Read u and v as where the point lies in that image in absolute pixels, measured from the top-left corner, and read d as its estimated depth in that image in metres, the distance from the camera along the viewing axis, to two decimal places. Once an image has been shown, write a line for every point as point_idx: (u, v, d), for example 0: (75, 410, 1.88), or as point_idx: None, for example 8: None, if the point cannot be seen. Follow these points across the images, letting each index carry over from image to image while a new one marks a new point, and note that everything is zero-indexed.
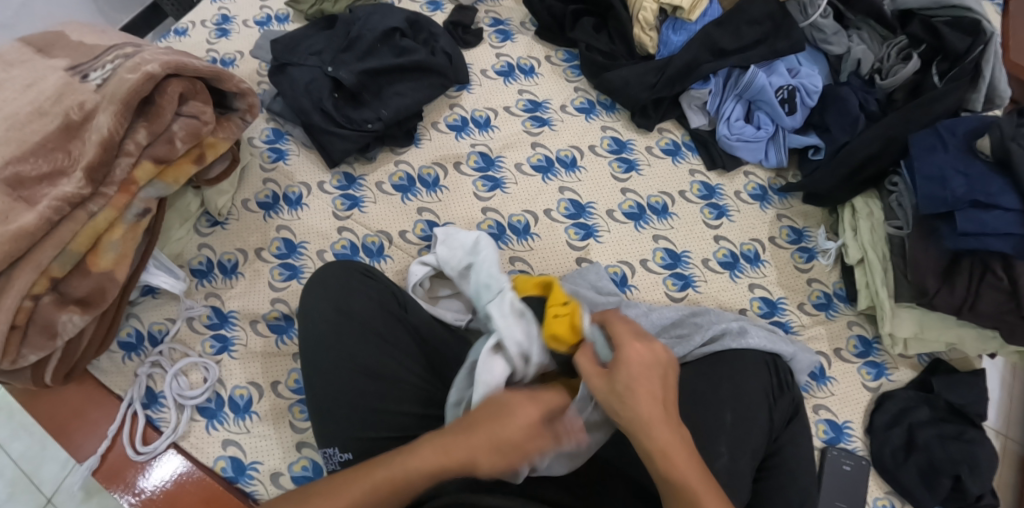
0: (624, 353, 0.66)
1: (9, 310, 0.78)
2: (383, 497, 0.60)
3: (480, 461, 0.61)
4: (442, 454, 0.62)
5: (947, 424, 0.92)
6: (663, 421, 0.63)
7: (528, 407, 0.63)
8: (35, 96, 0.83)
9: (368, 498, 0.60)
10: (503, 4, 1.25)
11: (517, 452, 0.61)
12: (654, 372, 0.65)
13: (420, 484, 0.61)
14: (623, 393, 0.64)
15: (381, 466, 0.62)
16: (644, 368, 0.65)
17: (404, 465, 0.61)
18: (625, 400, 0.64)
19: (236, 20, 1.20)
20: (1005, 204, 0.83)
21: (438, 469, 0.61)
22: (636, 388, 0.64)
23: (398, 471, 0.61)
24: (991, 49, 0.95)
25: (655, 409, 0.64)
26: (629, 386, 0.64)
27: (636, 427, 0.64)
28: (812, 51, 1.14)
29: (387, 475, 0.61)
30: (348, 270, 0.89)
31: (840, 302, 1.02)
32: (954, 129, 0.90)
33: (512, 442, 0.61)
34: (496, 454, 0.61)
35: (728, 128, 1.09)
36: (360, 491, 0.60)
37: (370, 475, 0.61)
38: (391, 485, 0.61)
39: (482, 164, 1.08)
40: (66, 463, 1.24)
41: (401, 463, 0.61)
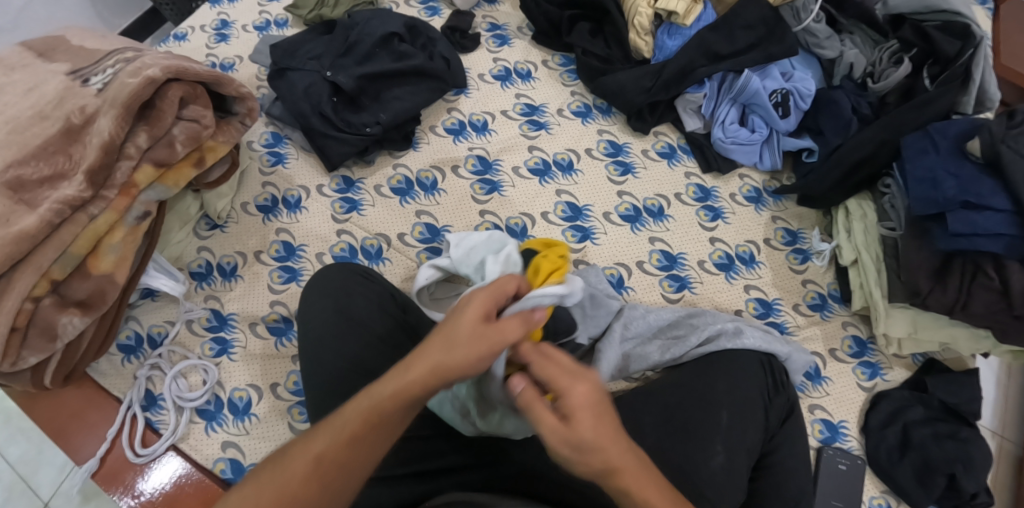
0: (570, 398, 0.61)
1: (10, 312, 0.79)
2: (358, 434, 0.61)
3: (440, 362, 0.62)
4: (402, 378, 0.62)
5: (942, 423, 0.93)
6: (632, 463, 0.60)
7: (478, 297, 0.65)
8: (36, 99, 0.84)
9: (345, 439, 0.61)
10: (500, 10, 1.26)
11: (477, 344, 0.62)
12: (607, 416, 0.61)
13: (392, 413, 0.62)
14: (583, 444, 0.60)
15: (349, 405, 0.63)
16: (591, 411, 0.61)
17: (371, 398, 0.62)
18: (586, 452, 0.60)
19: (235, 25, 1.21)
20: (996, 205, 0.84)
21: (403, 390, 0.62)
22: (584, 436, 0.60)
23: (368, 406, 0.62)
24: (981, 53, 0.97)
25: (617, 453, 0.60)
26: (590, 436, 0.60)
27: (601, 472, 0.60)
28: (805, 55, 1.15)
29: (357, 413, 0.62)
30: (348, 273, 0.90)
31: (834, 302, 1.03)
32: (946, 132, 0.92)
33: (468, 339, 0.62)
34: (453, 353, 0.62)
35: (723, 131, 1.10)
36: (336, 435, 0.61)
37: (340, 421, 0.62)
38: (362, 424, 0.61)
39: (480, 167, 1.09)
40: (63, 466, 1.24)
41: (369, 396, 0.62)
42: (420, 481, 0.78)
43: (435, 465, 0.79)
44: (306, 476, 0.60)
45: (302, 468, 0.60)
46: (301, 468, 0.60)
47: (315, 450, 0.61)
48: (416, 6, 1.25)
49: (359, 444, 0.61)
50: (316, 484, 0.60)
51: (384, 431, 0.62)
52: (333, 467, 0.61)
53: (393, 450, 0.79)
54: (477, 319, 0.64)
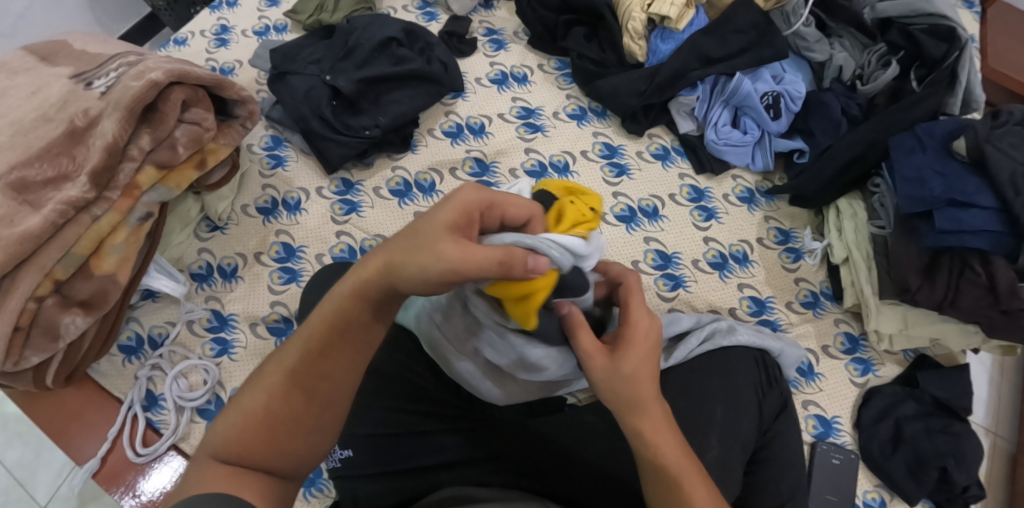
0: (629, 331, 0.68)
1: (13, 312, 0.80)
2: (325, 340, 0.63)
3: (394, 260, 0.61)
4: (360, 282, 0.63)
5: (933, 418, 0.94)
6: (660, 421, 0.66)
7: (462, 197, 0.62)
8: (40, 103, 0.85)
9: (311, 348, 0.63)
10: (496, 15, 1.28)
11: (434, 251, 0.60)
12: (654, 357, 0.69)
13: (353, 311, 0.63)
14: (619, 374, 0.67)
15: (313, 316, 0.64)
16: (643, 352, 0.68)
17: (331, 305, 0.63)
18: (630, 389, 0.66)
19: (234, 30, 1.22)
20: (982, 203, 0.86)
21: (361, 290, 0.62)
22: (626, 373, 0.67)
23: (328, 313, 0.63)
24: (965, 55, 0.99)
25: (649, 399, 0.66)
26: (630, 368, 0.67)
27: (631, 413, 0.66)
28: (796, 58, 1.18)
29: (320, 320, 0.63)
30: (347, 274, 0.91)
31: (826, 300, 1.05)
32: (932, 133, 0.94)
33: (432, 243, 0.60)
34: (417, 253, 0.60)
35: (715, 133, 1.12)
36: (302, 345, 0.63)
37: (301, 333, 0.64)
38: (324, 333, 0.63)
39: (477, 169, 1.10)
40: (61, 470, 1.24)
41: (328, 303, 0.64)
42: (420, 476, 0.79)
43: (434, 459, 0.80)
44: (283, 391, 0.62)
45: (278, 385, 0.62)
46: (276, 382, 0.63)
47: (286, 366, 0.63)
48: (414, 11, 1.27)
49: (330, 350, 0.63)
50: (297, 396, 0.62)
51: (350, 332, 0.63)
52: (308, 377, 0.63)
53: (393, 446, 0.80)
54: (449, 224, 0.61)
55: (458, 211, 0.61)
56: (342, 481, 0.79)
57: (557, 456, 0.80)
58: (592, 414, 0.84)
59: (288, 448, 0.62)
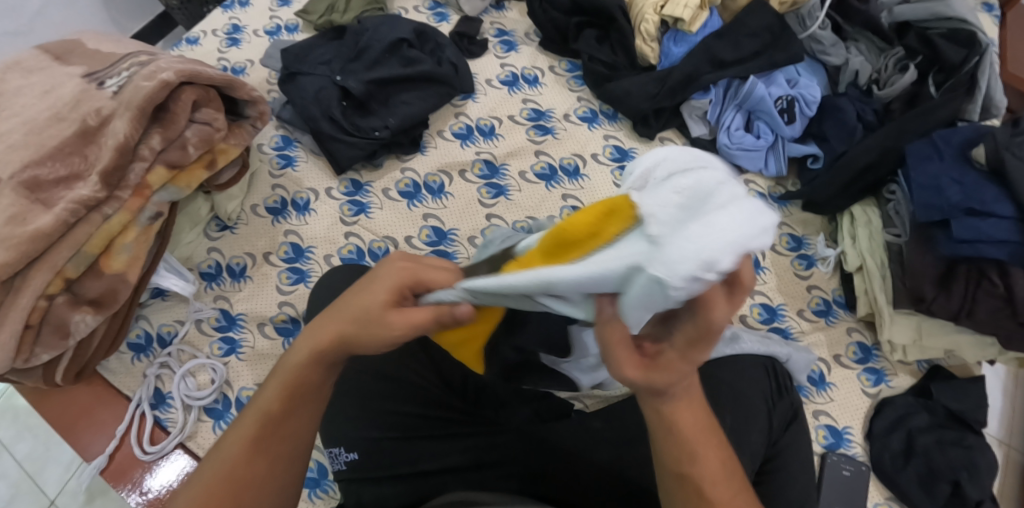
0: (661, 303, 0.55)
1: (24, 310, 0.80)
2: (286, 400, 0.63)
3: (347, 331, 0.62)
4: (316, 344, 0.63)
5: (947, 430, 0.93)
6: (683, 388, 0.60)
7: (393, 275, 0.62)
8: (53, 102, 0.86)
9: (271, 414, 0.63)
10: (507, 16, 1.28)
11: (382, 330, 0.61)
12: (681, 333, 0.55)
13: (310, 374, 0.64)
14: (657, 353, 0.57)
15: (269, 384, 0.64)
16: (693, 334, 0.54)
17: (286, 370, 0.64)
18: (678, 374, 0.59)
19: (246, 30, 1.22)
20: (1000, 212, 0.85)
21: (317, 354, 0.63)
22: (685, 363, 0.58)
23: (285, 378, 0.64)
24: (987, 60, 0.98)
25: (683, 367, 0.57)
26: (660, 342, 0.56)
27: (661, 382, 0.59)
28: (811, 62, 1.16)
29: (278, 384, 0.64)
30: (355, 274, 0.91)
31: (839, 308, 1.03)
32: (950, 139, 0.92)
33: (378, 319, 0.61)
34: (365, 326, 0.61)
35: (728, 137, 1.11)
36: (259, 415, 0.63)
37: (265, 393, 0.64)
38: (283, 393, 0.63)
39: (487, 172, 1.10)
40: (69, 465, 1.25)
41: (284, 366, 0.64)
42: (423, 479, 0.79)
43: (437, 465, 0.79)
44: (244, 458, 0.62)
45: (239, 452, 0.62)
46: (238, 449, 0.62)
47: (247, 434, 0.63)
48: (425, 12, 1.27)
49: (290, 409, 0.63)
50: (258, 461, 0.62)
51: (306, 394, 0.64)
52: (268, 441, 0.63)
53: (396, 448, 0.80)
54: (388, 297, 0.61)
55: (395, 284, 0.62)
56: (348, 484, 0.80)
57: (562, 460, 0.79)
58: (599, 419, 0.83)
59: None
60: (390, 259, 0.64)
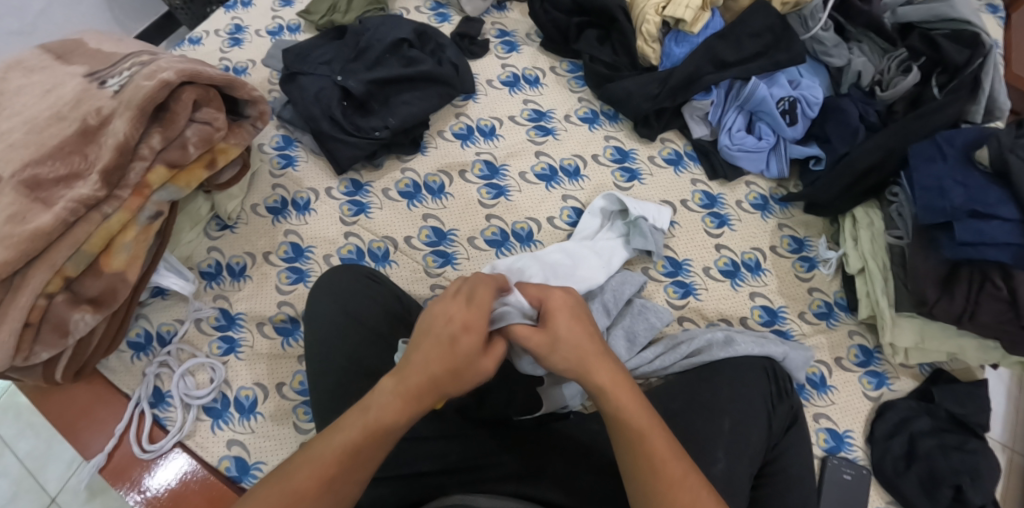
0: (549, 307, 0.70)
1: (23, 308, 0.81)
2: (368, 444, 0.64)
3: (437, 376, 0.65)
4: (408, 395, 0.65)
5: (949, 434, 0.92)
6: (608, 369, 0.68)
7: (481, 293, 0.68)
8: (54, 101, 0.86)
9: (351, 458, 0.64)
10: (508, 16, 1.28)
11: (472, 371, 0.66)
12: (577, 319, 0.69)
13: (399, 425, 0.65)
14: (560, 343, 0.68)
15: (352, 426, 0.65)
16: (575, 328, 0.68)
17: (375, 415, 0.65)
18: (606, 392, 0.67)
19: (248, 30, 1.23)
20: (1004, 214, 0.84)
21: (409, 403, 0.65)
22: (597, 377, 0.67)
23: (371, 424, 0.65)
24: (990, 62, 0.97)
25: (590, 350, 0.68)
26: (565, 334, 0.68)
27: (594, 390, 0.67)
28: (813, 63, 1.15)
29: (363, 429, 0.65)
30: (354, 276, 0.91)
31: (841, 311, 1.02)
32: (953, 141, 0.91)
33: (468, 366, 0.66)
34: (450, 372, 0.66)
35: (729, 138, 1.10)
36: (339, 454, 0.64)
37: (346, 433, 0.65)
38: (367, 438, 0.64)
39: (487, 172, 1.10)
40: (71, 462, 1.26)
41: (374, 413, 0.65)
42: (420, 481, 0.79)
43: (434, 466, 0.79)
44: (319, 495, 0.63)
45: (312, 490, 0.62)
46: (311, 486, 0.62)
47: (323, 470, 0.63)
48: (426, 12, 1.27)
49: (368, 452, 0.64)
50: (330, 497, 0.63)
51: (389, 440, 0.65)
52: (342, 482, 0.64)
53: (392, 450, 0.79)
54: (460, 321, 0.66)
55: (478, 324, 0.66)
56: None
57: (558, 463, 0.79)
58: (597, 423, 0.85)
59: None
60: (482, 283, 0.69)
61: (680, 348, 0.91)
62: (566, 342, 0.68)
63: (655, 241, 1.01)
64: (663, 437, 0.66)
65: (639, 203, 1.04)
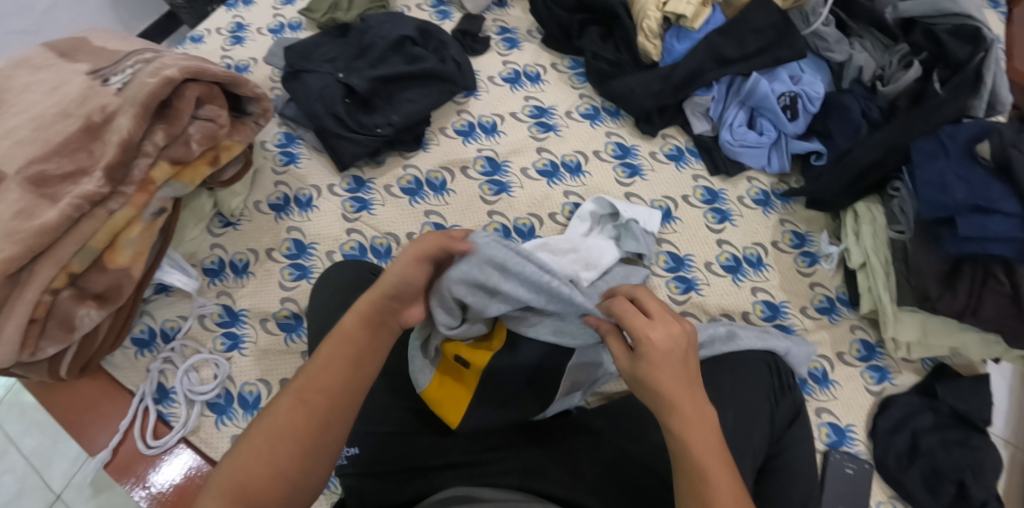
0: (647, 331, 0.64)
1: (29, 304, 0.81)
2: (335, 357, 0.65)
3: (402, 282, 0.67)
4: (370, 312, 0.66)
5: (951, 430, 0.92)
6: (689, 402, 0.62)
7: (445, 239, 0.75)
8: (59, 98, 0.87)
9: (319, 368, 0.64)
10: (510, 13, 1.28)
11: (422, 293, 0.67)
12: (681, 356, 0.64)
13: (362, 334, 0.66)
14: (646, 373, 0.63)
15: (324, 347, 0.66)
16: (671, 357, 0.63)
17: (340, 332, 0.66)
18: (677, 432, 0.61)
19: (250, 28, 1.23)
20: (1006, 209, 0.83)
21: (373, 314, 0.66)
22: (677, 414, 0.62)
23: (339, 339, 0.65)
24: (992, 56, 0.97)
25: (676, 383, 0.62)
26: (654, 367, 0.63)
27: (667, 418, 0.62)
28: (815, 59, 1.16)
29: (331, 345, 0.65)
30: (358, 271, 0.92)
31: (843, 306, 1.02)
32: (956, 136, 0.91)
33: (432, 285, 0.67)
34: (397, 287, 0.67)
35: (731, 134, 1.10)
36: (310, 369, 0.64)
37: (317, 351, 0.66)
38: (333, 353, 0.65)
39: (489, 168, 1.10)
40: (75, 459, 1.26)
41: (338, 330, 0.66)
42: (424, 475, 0.79)
43: (438, 460, 0.79)
44: (290, 413, 0.62)
45: (286, 408, 0.63)
46: (287, 406, 0.63)
47: (296, 385, 0.64)
48: (427, 10, 1.27)
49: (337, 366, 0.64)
50: (303, 413, 0.62)
51: (358, 352, 0.65)
52: (318, 402, 0.63)
53: (396, 444, 0.80)
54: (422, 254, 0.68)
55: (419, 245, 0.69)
56: (347, 479, 0.80)
57: (563, 454, 0.80)
58: (600, 417, 0.84)
59: (284, 466, 0.61)
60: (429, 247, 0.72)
61: None
62: (646, 381, 0.63)
63: (647, 244, 1.00)
64: (730, 491, 0.60)
65: (635, 206, 1.03)
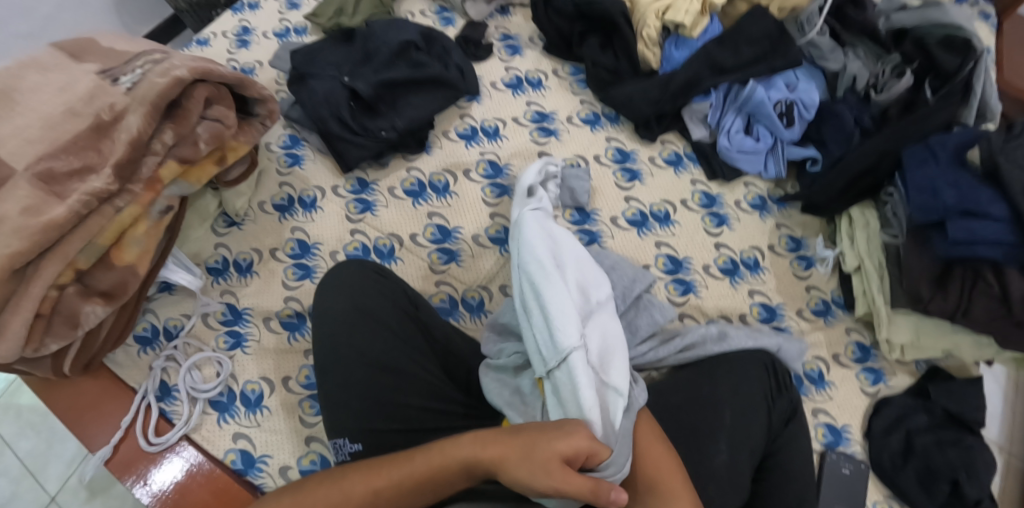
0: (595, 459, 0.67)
1: (34, 299, 0.81)
2: (420, 483, 0.68)
3: (513, 455, 0.67)
4: (480, 448, 0.68)
5: (945, 431, 0.94)
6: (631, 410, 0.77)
7: (576, 439, 0.66)
8: (68, 97, 0.88)
9: (406, 483, 0.68)
10: (512, 21, 1.30)
11: (545, 481, 0.64)
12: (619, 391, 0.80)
13: (455, 478, 0.68)
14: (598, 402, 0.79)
15: (420, 458, 0.69)
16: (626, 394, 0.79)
17: (437, 451, 0.69)
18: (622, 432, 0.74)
19: (256, 31, 1.25)
20: (995, 213, 0.86)
21: (474, 461, 0.68)
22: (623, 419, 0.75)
23: (433, 455, 0.69)
24: (981, 67, 1.00)
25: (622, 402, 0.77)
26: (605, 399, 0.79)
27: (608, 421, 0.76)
28: (809, 67, 1.17)
29: (429, 465, 0.68)
30: (362, 270, 0.92)
31: (838, 308, 1.04)
32: (945, 144, 0.93)
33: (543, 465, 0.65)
34: (529, 466, 0.65)
35: (728, 140, 1.13)
36: (398, 475, 0.68)
37: (413, 462, 0.69)
38: (427, 475, 0.68)
39: (491, 172, 1.12)
40: (71, 461, 1.25)
41: (442, 453, 0.69)
42: None
43: None
44: (357, 499, 0.67)
45: (360, 495, 0.67)
46: (359, 490, 0.67)
47: (376, 484, 0.67)
48: (431, 16, 1.29)
49: (415, 493, 0.68)
50: (370, 506, 0.67)
51: (441, 487, 0.68)
52: (386, 500, 0.67)
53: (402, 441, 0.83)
54: (570, 451, 0.66)
55: (584, 444, 0.66)
56: None
57: None
58: None
59: None
60: (571, 421, 0.69)
61: (674, 342, 0.92)
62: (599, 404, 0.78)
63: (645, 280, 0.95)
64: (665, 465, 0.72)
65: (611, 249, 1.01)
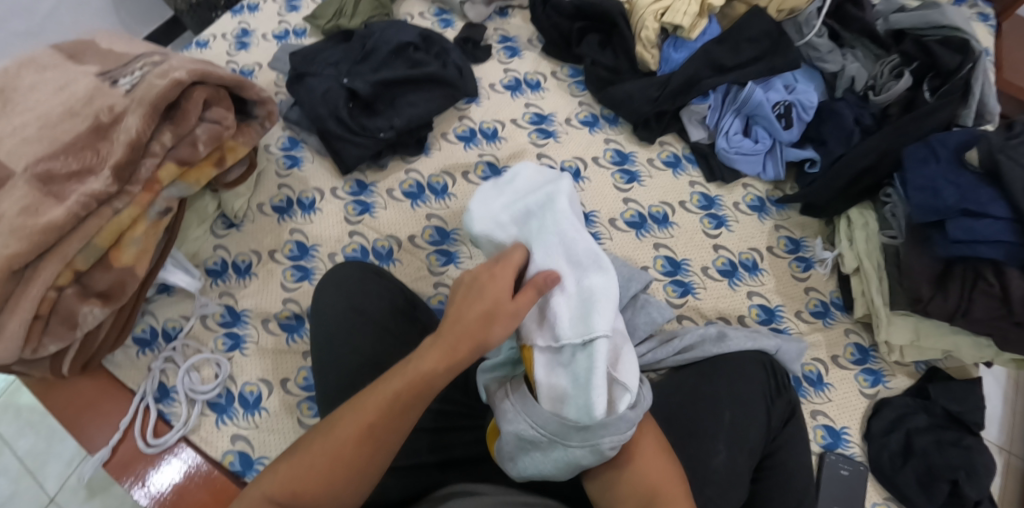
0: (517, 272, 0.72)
1: (33, 300, 0.82)
2: (406, 401, 0.66)
3: (475, 341, 0.66)
4: (447, 355, 0.66)
5: (945, 431, 0.93)
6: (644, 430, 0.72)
7: (516, 292, 0.69)
8: (67, 98, 0.88)
9: (392, 409, 0.66)
10: (510, 22, 1.31)
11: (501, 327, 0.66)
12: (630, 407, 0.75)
13: (437, 383, 0.67)
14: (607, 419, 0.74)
15: (392, 378, 0.67)
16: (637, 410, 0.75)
17: (414, 372, 0.66)
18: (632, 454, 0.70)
19: (255, 34, 1.25)
20: (995, 213, 0.86)
21: (446, 363, 0.66)
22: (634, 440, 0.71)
23: (410, 378, 0.66)
24: (980, 67, 1.00)
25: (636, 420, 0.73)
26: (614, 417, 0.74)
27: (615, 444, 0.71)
28: (808, 69, 1.18)
29: (405, 383, 0.66)
30: (360, 269, 0.92)
31: (837, 310, 1.04)
32: (945, 142, 0.93)
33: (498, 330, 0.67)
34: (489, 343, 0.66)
35: (727, 141, 1.13)
36: (381, 404, 0.66)
37: (389, 383, 0.67)
38: (409, 391, 0.66)
39: (489, 173, 1.12)
40: (71, 462, 1.26)
41: (413, 368, 0.67)
42: (424, 473, 0.80)
43: (438, 459, 0.80)
44: (352, 441, 0.65)
45: (352, 439, 0.65)
46: (350, 433, 0.66)
47: (365, 420, 0.66)
48: (430, 18, 1.29)
49: (406, 412, 0.66)
50: (368, 447, 0.66)
51: (427, 396, 0.67)
52: (384, 431, 0.66)
53: None
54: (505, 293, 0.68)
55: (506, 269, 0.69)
56: None
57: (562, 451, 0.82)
58: None
59: (341, 492, 0.65)
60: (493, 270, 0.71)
61: (672, 344, 0.93)
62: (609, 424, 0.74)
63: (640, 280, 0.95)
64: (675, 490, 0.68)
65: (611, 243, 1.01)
